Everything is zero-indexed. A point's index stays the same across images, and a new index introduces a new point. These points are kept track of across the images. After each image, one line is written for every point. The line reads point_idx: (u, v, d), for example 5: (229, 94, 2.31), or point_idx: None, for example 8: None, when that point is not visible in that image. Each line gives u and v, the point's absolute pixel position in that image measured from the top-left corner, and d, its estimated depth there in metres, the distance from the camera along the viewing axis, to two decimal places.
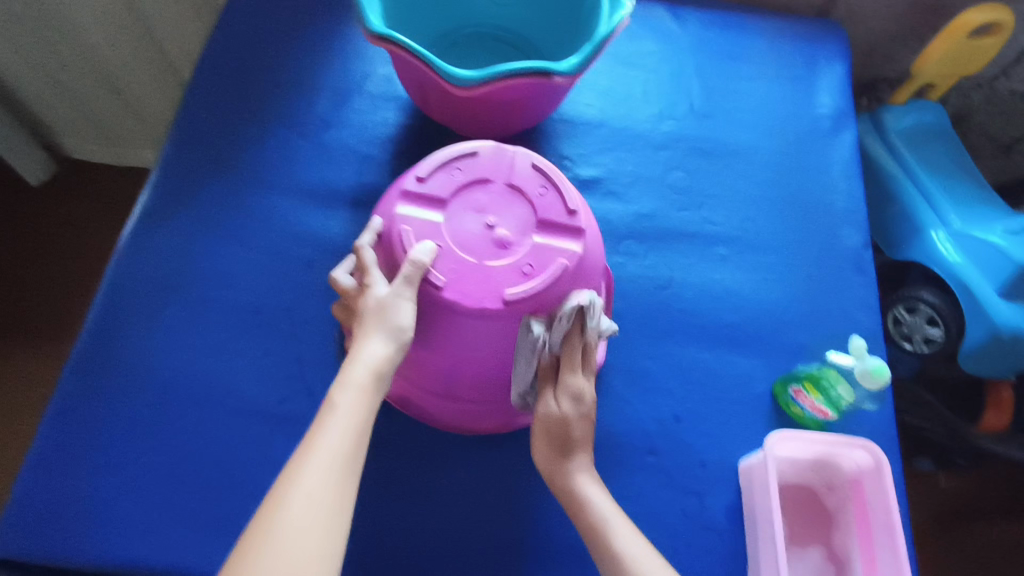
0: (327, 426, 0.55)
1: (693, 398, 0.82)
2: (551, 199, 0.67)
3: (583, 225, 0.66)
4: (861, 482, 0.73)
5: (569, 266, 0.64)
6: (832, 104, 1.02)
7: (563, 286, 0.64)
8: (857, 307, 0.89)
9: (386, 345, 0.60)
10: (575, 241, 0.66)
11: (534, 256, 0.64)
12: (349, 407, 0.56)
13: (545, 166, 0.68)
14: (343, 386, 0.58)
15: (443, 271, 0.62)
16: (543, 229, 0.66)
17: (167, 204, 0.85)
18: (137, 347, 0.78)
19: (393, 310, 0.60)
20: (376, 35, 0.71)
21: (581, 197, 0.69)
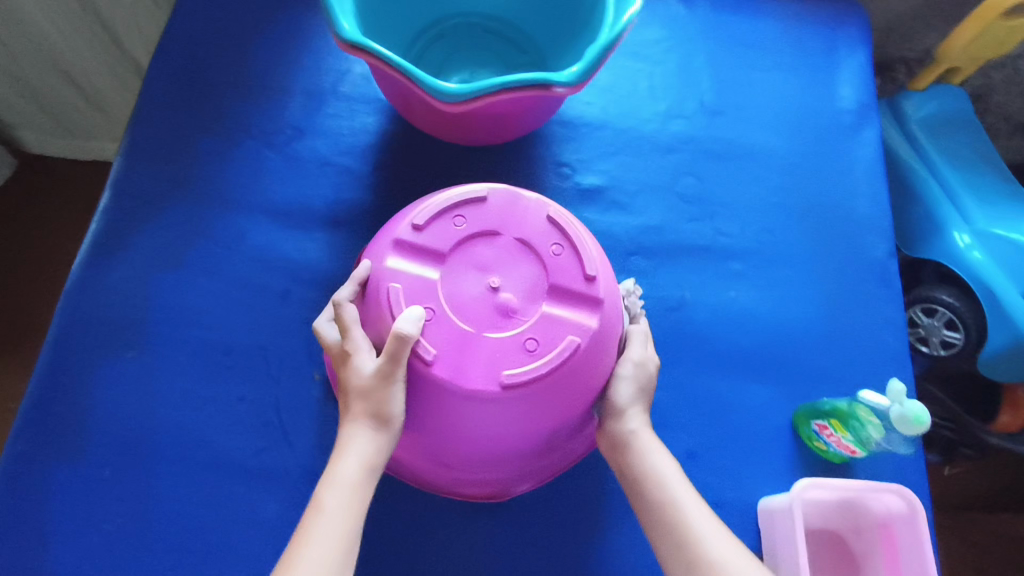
0: (312, 537, 0.52)
1: (707, 432, 0.76)
2: (566, 260, 0.63)
3: (601, 295, 0.61)
4: (891, 527, 0.67)
5: (580, 343, 0.59)
6: (854, 96, 0.93)
7: (568, 370, 0.59)
8: (884, 325, 0.82)
9: (374, 435, 0.56)
10: (589, 313, 0.61)
11: (539, 331, 0.59)
12: (338, 512, 0.53)
13: (563, 222, 0.63)
14: (330, 485, 0.55)
15: (435, 342, 0.58)
16: (554, 295, 0.61)
17: (122, 230, 0.76)
18: (94, 396, 0.70)
19: (383, 393, 0.56)
20: (348, 44, 0.62)
21: (602, 259, 0.64)
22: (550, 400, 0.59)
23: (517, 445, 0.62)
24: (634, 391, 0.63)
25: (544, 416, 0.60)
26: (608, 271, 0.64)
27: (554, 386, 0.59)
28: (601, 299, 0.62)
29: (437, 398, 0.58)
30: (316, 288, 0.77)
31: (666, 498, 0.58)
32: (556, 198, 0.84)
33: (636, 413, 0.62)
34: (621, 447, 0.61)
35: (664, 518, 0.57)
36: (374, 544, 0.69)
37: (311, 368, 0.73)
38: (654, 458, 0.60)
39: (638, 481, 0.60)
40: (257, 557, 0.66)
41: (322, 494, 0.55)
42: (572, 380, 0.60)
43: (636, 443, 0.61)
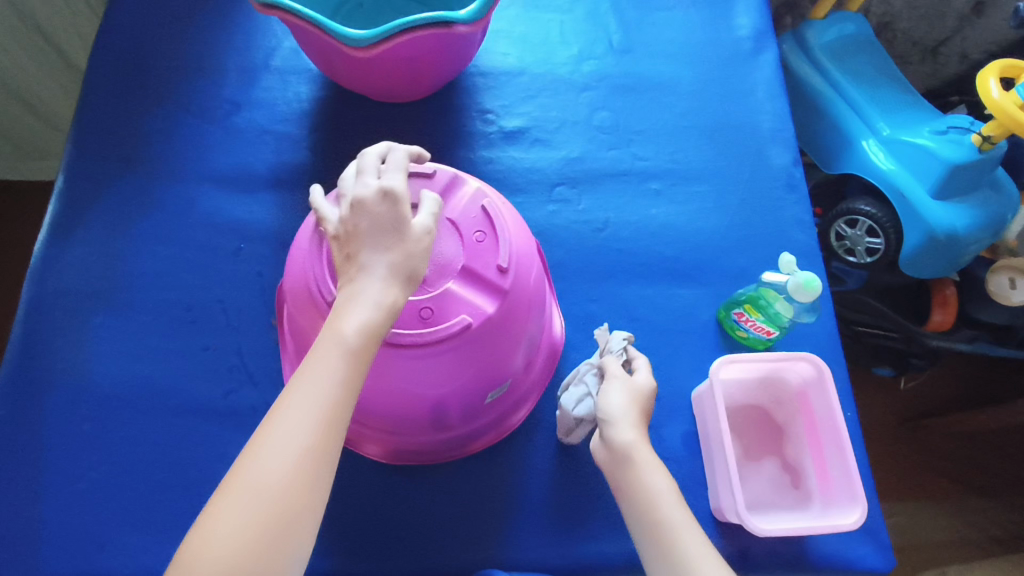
0: (296, 396, 0.48)
1: (641, 335, 0.83)
2: (486, 247, 0.59)
3: (510, 286, 0.58)
4: (807, 394, 0.75)
5: (470, 324, 0.56)
6: (751, 24, 1.01)
7: (454, 345, 0.57)
8: (793, 225, 0.90)
9: (399, 291, 0.53)
10: (492, 301, 0.58)
11: (439, 302, 0.57)
12: (328, 374, 0.49)
13: (492, 212, 0.60)
14: (326, 340, 0.50)
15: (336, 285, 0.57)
16: (463, 275, 0.58)
17: (78, 210, 0.81)
18: (68, 360, 0.75)
19: (418, 250, 0.55)
20: (264, 6, 0.67)
21: (523, 251, 0.61)
22: (438, 366, 0.57)
23: (409, 406, 0.60)
24: (629, 409, 0.66)
25: (435, 379, 0.59)
26: (527, 263, 0.61)
27: (437, 357, 0.57)
28: (508, 292, 0.58)
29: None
30: (265, 244, 0.82)
31: (660, 517, 0.60)
32: (483, 141, 0.90)
33: (631, 430, 0.65)
34: (616, 458, 0.64)
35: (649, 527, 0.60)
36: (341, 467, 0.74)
37: (267, 315, 0.78)
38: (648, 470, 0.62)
39: (629, 492, 0.62)
40: None
41: (319, 348, 0.50)
42: (459, 356, 0.57)
43: (630, 456, 0.63)
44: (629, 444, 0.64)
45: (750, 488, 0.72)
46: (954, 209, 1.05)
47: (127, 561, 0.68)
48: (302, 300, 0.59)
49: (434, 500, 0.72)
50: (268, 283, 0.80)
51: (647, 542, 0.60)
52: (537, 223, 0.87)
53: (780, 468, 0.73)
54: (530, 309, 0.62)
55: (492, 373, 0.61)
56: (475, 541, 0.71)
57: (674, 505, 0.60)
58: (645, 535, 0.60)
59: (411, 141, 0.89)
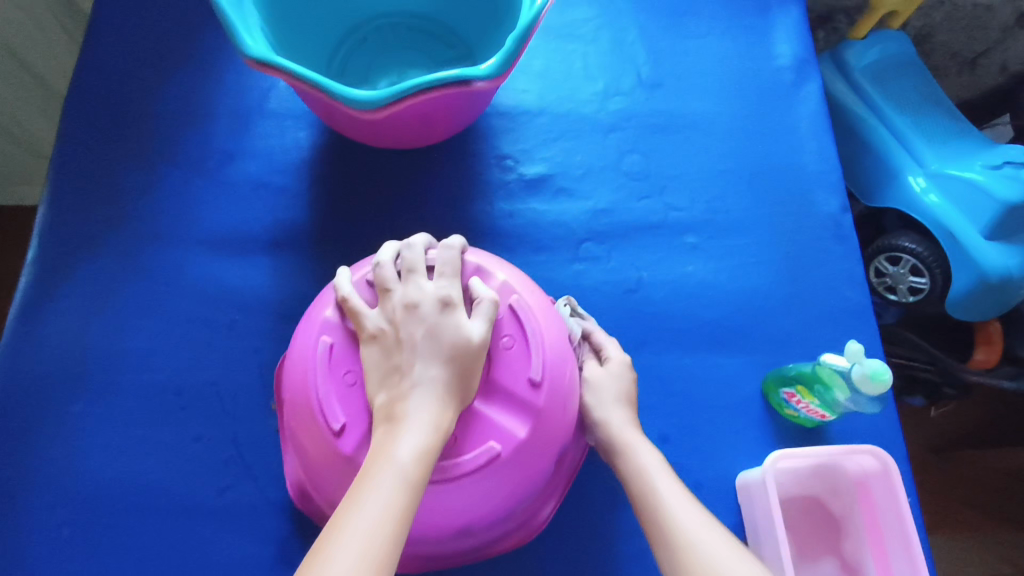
0: (344, 531, 0.39)
1: (679, 412, 0.75)
2: (516, 356, 0.53)
3: (544, 404, 0.51)
4: (867, 487, 0.67)
5: (499, 452, 0.50)
6: (792, 52, 0.91)
7: (481, 475, 0.50)
8: (843, 282, 0.81)
9: (449, 411, 0.47)
10: (523, 422, 0.51)
11: (463, 426, 0.51)
12: (384, 502, 0.41)
13: (522, 311, 0.53)
14: (378, 465, 0.43)
15: (345, 409, 0.50)
16: (490, 392, 0.52)
17: (55, 280, 0.73)
18: (48, 455, 0.67)
19: (473, 361, 0.49)
20: (256, 62, 0.58)
21: (560, 354, 0.54)
22: (461, 498, 0.50)
23: (427, 535, 0.53)
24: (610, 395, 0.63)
25: (459, 510, 0.51)
26: (563, 366, 0.54)
27: (461, 490, 0.50)
28: (542, 409, 0.51)
29: (337, 475, 0.50)
30: (263, 316, 0.74)
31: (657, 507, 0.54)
32: (501, 192, 0.82)
33: (615, 418, 0.61)
34: (610, 453, 0.60)
35: (659, 523, 0.53)
36: None
37: (266, 398, 0.71)
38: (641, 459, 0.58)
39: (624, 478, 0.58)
40: None
41: (369, 475, 0.42)
42: (487, 486, 0.50)
43: (618, 445, 0.59)
44: (612, 429, 0.60)
45: None
46: (1010, 252, 0.94)
47: None
48: (302, 422, 0.51)
49: None
50: (267, 362, 0.72)
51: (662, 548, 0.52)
52: (561, 285, 0.79)
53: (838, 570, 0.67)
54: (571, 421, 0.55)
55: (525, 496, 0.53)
56: None
57: (676, 500, 0.54)
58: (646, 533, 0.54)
59: (421, 193, 0.80)
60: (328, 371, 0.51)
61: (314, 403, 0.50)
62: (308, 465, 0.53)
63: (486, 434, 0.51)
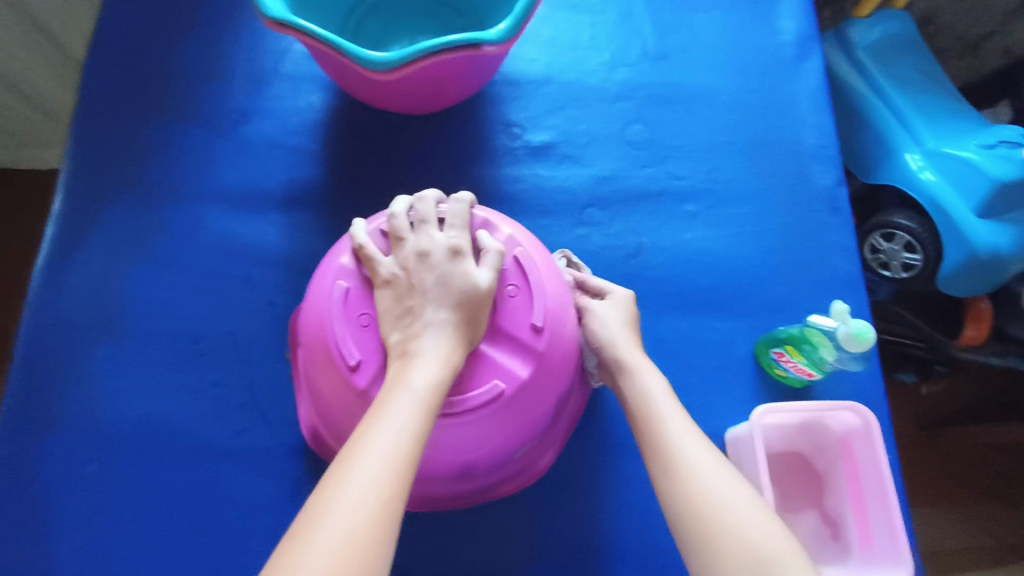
0: (364, 448, 0.43)
1: (674, 371, 0.78)
2: (519, 304, 0.56)
3: (546, 347, 0.55)
4: (849, 443, 0.71)
5: (502, 391, 0.53)
6: (795, 28, 0.93)
7: (487, 412, 0.53)
8: (836, 251, 0.84)
9: (458, 349, 0.50)
10: (525, 363, 0.55)
11: (468, 367, 0.54)
12: (401, 424, 0.44)
13: (526, 263, 0.57)
14: (392, 394, 0.46)
15: (360, 347, 0.53)
16: (495, 336, 0.55)
17: (78, 232, 0.77)
18: (73, 395, 0.71)
19: (480, 305, 0.52)
20: (274, 22, 0.61)
21: (561, 303, 0.57)
22: (467, 433, 0.54)
23: (434, 467, 0.56)
24: (618, 321, 0.64)
25: (465, 444, 0.54)
26: (564, 315, 0.57)
27: (467, 425, 0.53)
28: (543, 353, 0.55)
29: (352, 409, 0.54)
30: (278, 271, 0.77)
31: (653, 424, 0.56)
32: (508, 157, 0.85)
33: (623, 340, 0.62)
34: (616, 373, 0.61)
35: (657, 449, 0.54)
36: None
37: (281, 348, 0.74)
38: (650, 388, 0.59)
39: (627, 400, 0.59)
40: (249, 532, 0.68)
41: (386, 403, 0.46)
42: (491, 422, 0.54)
43: (625, 367, 0.60)
44: (618, 351, 0.61)
45: (791, 542, 0.70)
46: (1002, 229, 0.96)
47: None
48: (319, 361, 0.55)
49: (455, 549, 0.68)
50: (280, 314, 0.76)
51: (660, 472, 0.53)
52: (563, 249, 0.82)
53: (820, 521, 0.71)
54: (571, 368, 0.58)
55: (527, 433, 0.57)
56: None
57: (673, 415, 0.56)
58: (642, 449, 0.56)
59: (430, 156, 0.83)
60: (344, 314, 0.54)
61: (330, 341, 0.54)
62: (323, 401, 0.57)
63: (492, 376, 0.54)
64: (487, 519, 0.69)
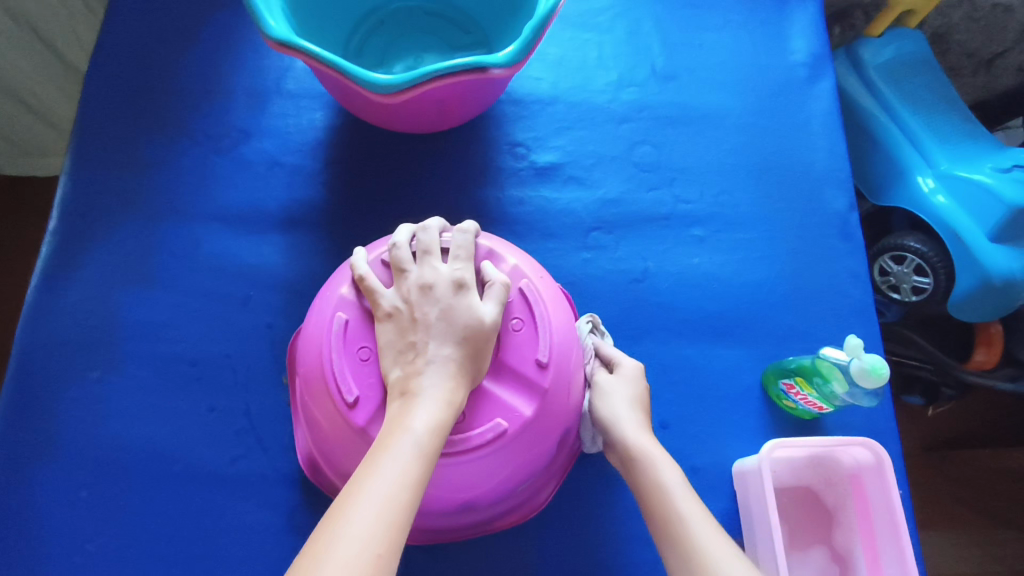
0: (362, 494, 0.41)
1: (680, 400, 0.77)
2: (524, 338, 0.55)
3: (552, 384, 0.53)
4: (860, 478, 0.69)
5: (505, 430, 0.51)
6: (806, 49, 0.92)
7: (489, 451, 0.51)
8: (846, 278, 0.82)
9: (461, 387, 0.49)
10: (529, 400, 0.53)
11: (471, 404, 0.52)
12: (401, 468, 0.42)
13: (531, 295, 0.55)
14: (392, 435, 0.45)
15: (359, 382, 0.52)
16: (498, 371, 0.54)
17: (74, 250, 0.75)
18: (65, 419, 0.70)
19: (484, 340, 0.51)
20: (277, 43, 0.59)
21: (567, 337, 0.56)
22: (468, 472, 0.52)
23: (433, 506, 0.55)
24: (626, 402, 0.63)
25: (465, 483, 0.53)
26: (570, 350, 0.55)
27: (468, 464, 0.51)
28: (548, 389, 0.53)
29: (349, 446, 0.52)
30: (276, 292, 0.76)
31: (665, 510, 0.55)
32: (513, 178, 0.83)
33: (631, 423, 0.61)
34: (627, 460, 0.60)
35: (673, 542, 0.53)
36: None
37: (278, 372, 0.73)
38: (658, 474, 0.57)
39: (639, 488, 0.58)
40: (242, 563, 0.66)
41: (385, 445, 0.44)
42: (493, 461, 0.52)
43: (635, 455, 0.59)
44: (628, 437, 0.60)
45: None
46: (1016, 255, 0.94)
47: None
48: (317, 395, 0.53)
49: None
50: (278, 337, 0.74)
51: (677, 568, 0.52)
52: (568, 272, 0.80)
53: (829, 558, 0.68)
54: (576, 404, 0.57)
55: (530, 471, 0.55)
56: None
57: (685, 501, 0.55)
58: (657, 539, 0.55)
59: (433, 177, 0.82)
60: (342, 346, 0.53)
61: (328, 376, 0.52)
62: (321, 435, 0.55)
63: (495, 413, 0.52)
64: (486, 552, 0.67)
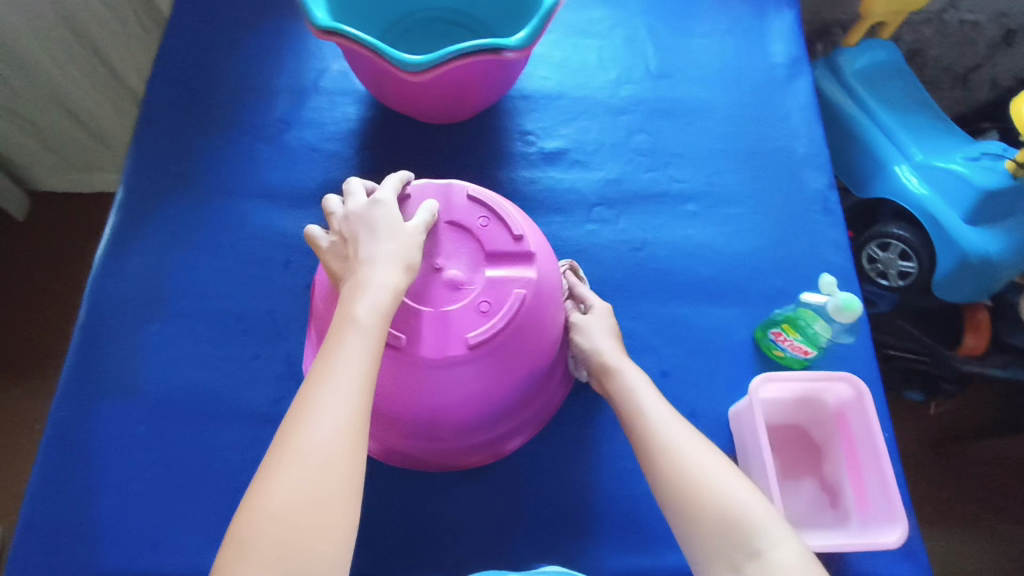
0: (328, 374, 0.52)
1: (679, 352, 0.84)
2: (494, 229, 0.67)
3: (532, 247, 0.66)
4: (845, 415, 0.75)
5: (525, 295, 0.63)
6: (785, 51, 1.02)
7: (518, 313, 0.63)
8: (828, 246, 0.90)
9: (401, 276, 0.59)
10: (527, 266, 0.65)
11: (488, 290, 0.64)
12: (357, 350, 0.53)
13: (481, 198, 0.67)
14: (342, 326, 0.55)
15: (401, 327, 0.61)
16: (493, 260, 0.65)
17: (135, 223, 0.85)
18: (124, 366, 0.78)
19: (405, 241, 0.61)
20: (322, 31, 0.70)
21: (525, 219, 0.69)
22: (508, 342, 0.63)
23: (493, 395, 0.65)
24: (602, 332, 0.74)
25: (505, 360, 0.64)
26: (535, 233, 0.69)
27: (506, 335, 0.62)
28: (533, 254, 0.66)
29: (413, 379, 0.62)
30: (313, 258, 0.85)
31: (637, 405, 0.66)
32: (523, 162, 0.93)
33: (610, 347, 0.72)
34: (603, 376, 0.70)
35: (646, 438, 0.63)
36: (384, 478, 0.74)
37: None
38: (630, 382, 0.68)
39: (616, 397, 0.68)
40: None
41: (339, 336, 0.54)
42: (523, 322, 0.63)
43: (610, 369, 0.70)
44: (604, 356, 0.71)
45: (792, 509, 0.73)
46: (990, 236, 1.01)
47: (176, 557, 0.70)
48: None
49: (474, 507, 0.73)
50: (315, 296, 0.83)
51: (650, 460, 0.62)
52: (575, 242, 0.89)
53: (819, 490, 0.74)
54: (557, 270, 0.70)
55: (547, 341, 0.67)
56: (511, 554, 0.71)
57: (649, 398, 0.66)
58: (630, 429, 0.65)
59: (454, 159, 0.92)
60: None
61: None
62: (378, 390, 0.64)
63: (512, 283, 0.64)
64: (502, 482, 0.74)
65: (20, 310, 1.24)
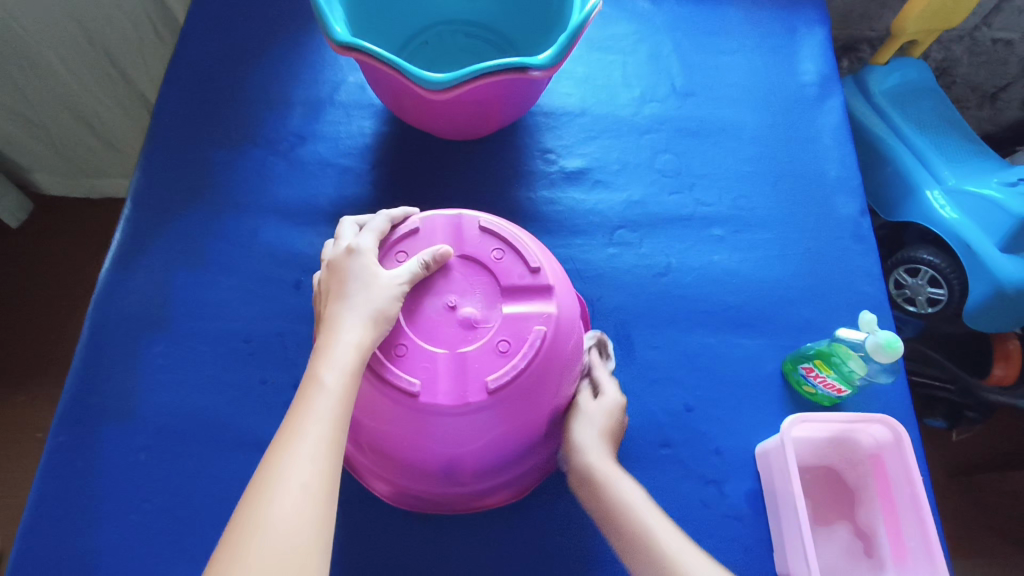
0: (295, 437, 0.50)
1: (703, 385, 0.80)
2: (510, 261, 0.63)
3: (550, 279, 0.62)
4: (881, 457, 0.72)
5: (546, 333, 0.60)
6: (815, 71, 0.99)
7: (538, 355, 0.59)
8: (860, 275, 0.87)
9: (368, 328, 0.56)
10: (546, 302, 0.62)
11: (506, 330, 0.60)
12: (327, 410, 0.51)
13: (491, 228, 0.64)
14: (310, 390, 0.53)
15: (416, 373, 0.58)
16: (511, 295, 0.62)
17: (143, 238, 0.82)
18: (126, 388, 0.75)
19: (380, 290, 0.58)
20: (341, 46, 0.67)
21: (541, 248, 0.65)
22: (528, 385, 0.59)
23: (511, 437, 0.62)
24: (598, 431, 0.66)
25: (525, 403, 0.60)
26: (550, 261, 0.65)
27: (525, 378, 0.59)
28: (551, 289, 0.62)
29: (432, 426, 0.58)
30: None
31: (634, 525, 0.60)
32: (544, 181, 0.90)
33: (597, 452, 0.65)
34: (590, 484, 0.64)
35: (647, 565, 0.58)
36: (393, 513, 0.71)
37: None
38: (624, 493, 0.62)
39: (608, 512, 0.62)
40: None
41: (306, 400, 0.52)
42: (543, 364, 0.60)
43: (600, 478, 0.63)
44: (594, 461, 0.64)
45: (824, 555, 0.69)
46: None
47: None
48: (378, 405, 0.59)
49: (488, 548, 0.70)
50: None
51: None
52: (596, 266, 0.86)
53: (853, 535, 0.70)
54: (576, 301, 0.66)
55: (566, 381, 0.64)
56: None
57: (651, 516, 0.61)
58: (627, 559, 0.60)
59: (471, 177, 0.89)
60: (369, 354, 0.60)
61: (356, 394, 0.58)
62: (391, 436, 0.60)
63: (530, 324, 0.60)
64: (517, 521, 0.71)
65: (21, 317, 1.21)
